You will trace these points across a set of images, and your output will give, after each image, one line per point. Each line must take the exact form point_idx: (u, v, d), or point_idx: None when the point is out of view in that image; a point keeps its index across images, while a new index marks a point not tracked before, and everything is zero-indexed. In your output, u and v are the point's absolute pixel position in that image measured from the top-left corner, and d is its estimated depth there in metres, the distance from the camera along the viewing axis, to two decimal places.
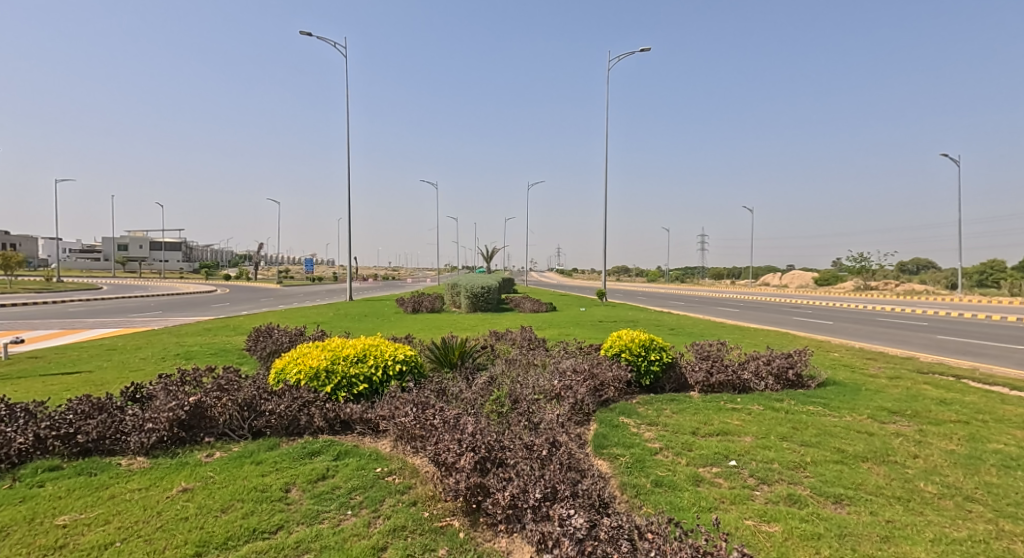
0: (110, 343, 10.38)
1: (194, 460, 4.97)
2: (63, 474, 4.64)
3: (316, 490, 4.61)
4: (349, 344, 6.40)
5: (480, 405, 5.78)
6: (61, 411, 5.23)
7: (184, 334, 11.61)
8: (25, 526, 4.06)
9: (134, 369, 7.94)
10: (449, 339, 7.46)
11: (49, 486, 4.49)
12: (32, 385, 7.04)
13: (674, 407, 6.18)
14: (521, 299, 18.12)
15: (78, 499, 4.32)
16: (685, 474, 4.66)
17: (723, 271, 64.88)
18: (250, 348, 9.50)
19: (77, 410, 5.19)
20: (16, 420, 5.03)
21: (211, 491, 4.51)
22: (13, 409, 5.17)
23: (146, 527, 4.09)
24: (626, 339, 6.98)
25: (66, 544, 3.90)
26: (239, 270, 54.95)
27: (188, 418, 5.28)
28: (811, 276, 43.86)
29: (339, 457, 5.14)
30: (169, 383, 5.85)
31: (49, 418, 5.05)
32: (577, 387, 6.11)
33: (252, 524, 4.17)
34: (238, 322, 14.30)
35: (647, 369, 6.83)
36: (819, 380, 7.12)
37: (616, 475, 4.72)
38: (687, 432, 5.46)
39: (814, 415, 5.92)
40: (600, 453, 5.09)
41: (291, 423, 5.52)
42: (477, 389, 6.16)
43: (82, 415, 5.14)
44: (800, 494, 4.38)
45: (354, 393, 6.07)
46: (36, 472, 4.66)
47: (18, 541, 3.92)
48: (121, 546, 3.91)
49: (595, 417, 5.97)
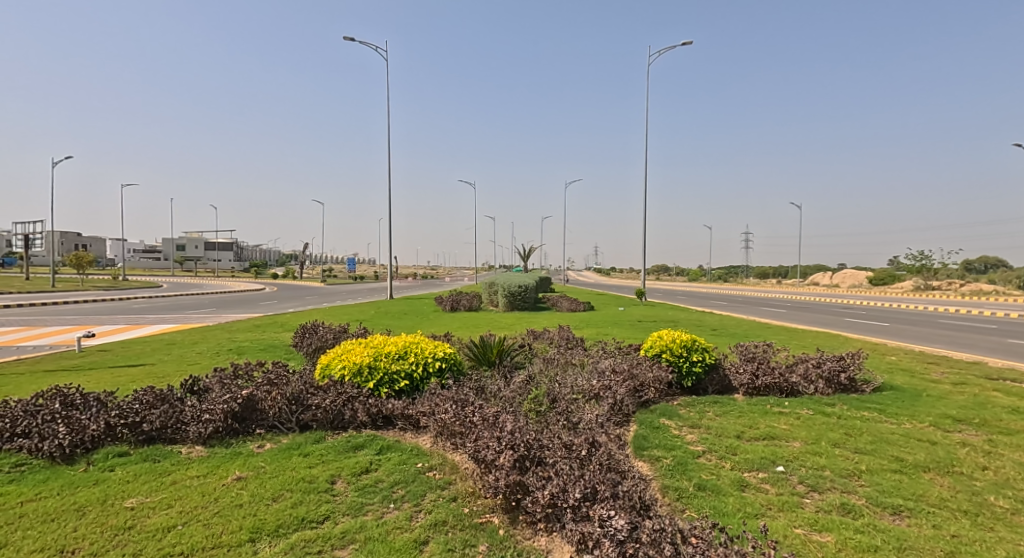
0: (169, 338, 10.82)
1: (248, 450, 5.17)
2: (131, 460, 4.88)
3: (361, 482, 4.75)
4: (391, 341, 6.57)
5: (519, 403, 5.84)
6: (128, 400, 5.49)
7: (236, 330, 12.02)
8: (98, 507, 4.27)
9: (192, 363, 8.28)
10: (487, 337, 7.54)
11: (119, 470, 4.72)
12: (102, 376, 7.41)
13: (718, 409, 6.14)
14: (557, 299, 17.89)
15: (145, 483, 4.54)
16: (729, 479, 4.64)
17: (770, 271, 63.47)
18: (298, 344, 9.90)
19: (143, 400, 5.45)
20: (89, 409, 5.31)
21: (263, 480, 4.69)
22: (86, 399, 5.46)
23: (205, 511, 4.27)
24: (668, 339, 6.95)
25: (133, 526, 4.10)
26: (284, 270, 55.78)
27: (241, 410, 5.51)
28: (868, 275, 42.58)
29: (382, 451, 5.29)
30: (224, 377, 6.10)
31: (119, 407, 5.31)
32: (616, 388, 6.12)
33: (301, 513, 4.32)
34: (284, 319, 14.73)
35: (689, 370, 6.79)
36: (875, 385, 6.97)
37: (657, 477, 4.73)
38: (732, 436, 5.42)
39: (869, 421, 5.80)
40: (640, 455, 5.12)
41: (335, 417, 5.70)
42: (516, 387, 6.23)
43: (147, 405, 5.39)
44: (855, 503, 4.32)
45: (396, 390, 6.21)
46: (106, 457, 4.91)
47: (92, 521, 4.13)
48: (182, 529, 4.09)
49: (635, 418, 5.96)
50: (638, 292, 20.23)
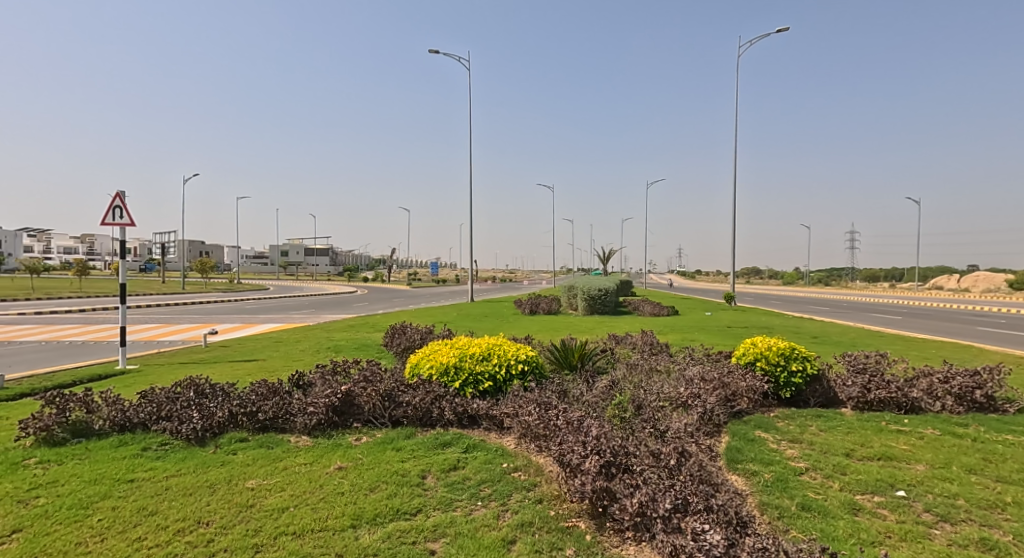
0: (275, 336, 11.62)
1: (347, 442, 5.54)
2: (249, 445, 5.36)
3: (449, 479, 4.99)
4: (475, 343, 6.83)
5: (602, 408, 5.90)
6: (246, 391, 6.02)
7: (333, 329, 12.74)
8: (225, 485, 4.72)
9: (297, 359, 8.93)
10: (569, 341, 7.65)
11: (240, 453, 5.20)
12: (224, 369, 8.14)
13: (822, 424, 5.98)
14: (640, 302, 17.77)
15: (261, 467, 4.97)
16: (840, 501, 4.54)
17: (880, 274, 59.77)
18: (388, 343, 10.44)
19: (258, 391, 5.96)
20: (217, 397, 5.88)
21: (361, 471, 5.02)
22: (214, 388, 6.05)
23: (312, 496, 4.63)
24: (762, 347, 6.83)
25: (254, 504, 4.51)
26: (373, 274, 58.02)
27: (340, 405, 5.90)
28: (1004, 279, 39.47)
29: (469, 449, 5.52)
30: (326, 373, 6.55)
31: (240, 397, 5.84)
32: (706, 397, 6.09)
33: (396, 505, 4.60)
34: (375, 320, 15.44)
35: (787, 381, 6.63)
36: (1020, 405, 6.51)
37: (754, 493, 4.71)
38: (840, 454, 5.28)
39: (1013, 447, 5.48)
40: (734, 468, 5.09)
41: (424, 414, 5.98)
42: (599, 392, 6.30)
43: (263, 396, 5.89)
44: (996, 539, 4.12)
45: (480, 390, 6.45)
46: (230, 442, 5.42)
47: (221, 498, 4.57)
48: (294, 511, 4.45)
49: (726, 429, 5.91)
50: (728, 295, 19.75)
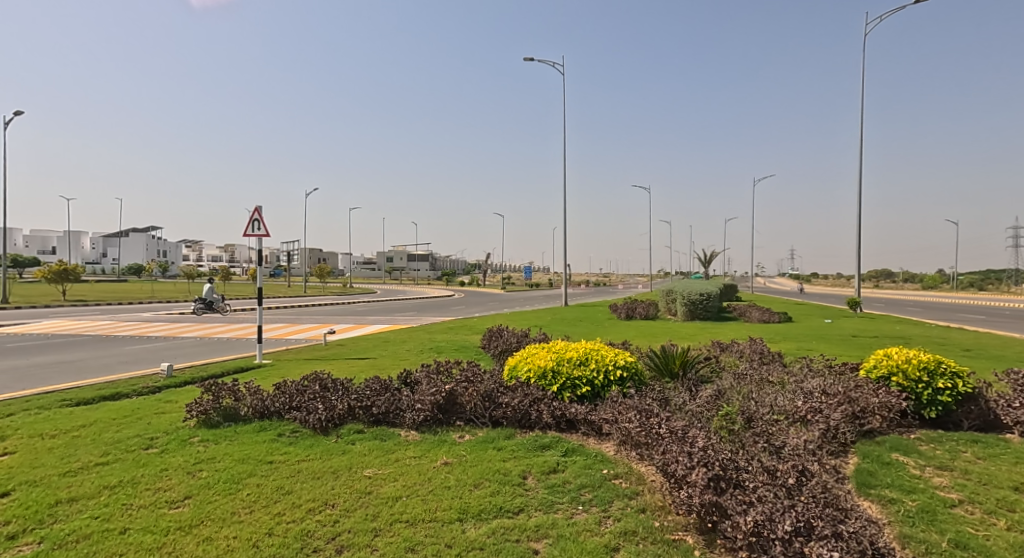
0: (381, 336, 12.24)
1: (451, 439, 5.87)
2: (365, 437, 5.91)
3: (550, 481, 5.13)
4: (573, 347, 6.95)
5: (708, 419, 5.75)
6: (361, 387, 6.67)
7: (435, 331, 13.23)
8: (345, 473, 5.18)
9: (403, 358, 9.41)
10: (670, 347, 7.58)
11: (358, 444, 5.75)
12: (340, 366, 8.74)
13: (980, 452, 5.48)
14: (746, 307, 17.15)
15: (375, 459, 5.42)
16: (1006, 541, 4.25)
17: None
18: (485, 346, 10.77)
19: (372, 387, 6.56)
20: (338, 392, 6.56)
21: (465, 467, 5.27)
22: (335, 384, 6.80)
23: (421, 488, 4.93)
24: (901, 361, 6.37)
25: (372, 491, 4.89)
26: (471, 278, 59.19)
27: (444, 403, 6.28)
28: None
29: (568, 453, 5.65)
30: (431, 371, 6.97)
31: (357, 392, 6.46)
32: (829, 412, 5.77)
33: (499, 502, 4.79)
34: (474, 322, 15.86)
35: (933, 399, 6.09)
36: None
37: (894, 523, 4.49)
38: (1004, 487, 4.89)
39: None
40: (867, 494, 4.88)
41: (523, 416, 6.18)
42: (703, 402, 6.18)
43: (376, 391, 6.47)
44: None
45: (578, 394, 6.56)
46: (349, 433, 6.02)
47: (344, 483, 5.01)
48: (405, 500, 4.76)
49: (854, 450, 5.59)
50: (853, 301, 18.54)
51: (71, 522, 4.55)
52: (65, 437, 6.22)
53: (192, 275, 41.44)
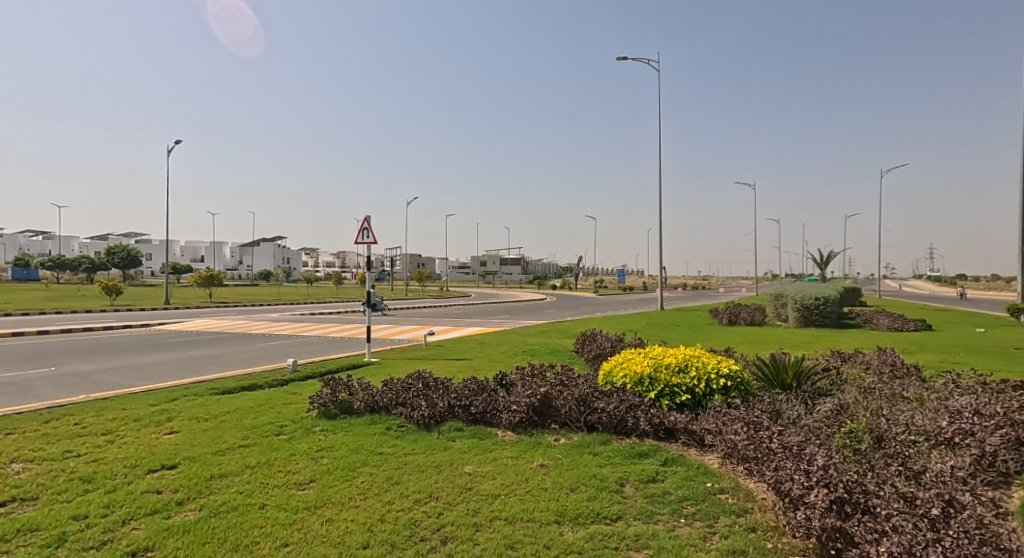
0: (477, 338, 12.33)
1: (547, 441, 5.83)
2: (464, 434, 6.05)
3: (649, 490, 4.86)
4: (672, 353, 6.61)
5: (829, 436, 5.24)
6: (459, 387, 6.88)
7: (528, 334, 13.17)
8: (447, 468, 5.30)
9: (496, 359, 9.40)
10: (781, 356, 7.05)
11: (458, 441, 5.89)
12: (438, 366, 8.86)
13: None
14: (872, 315, 15.89)
15: (475, 456, 5.50)
16: None
17: None
18: (579, 350, 10.59)
19: (469, 387, 6.73)
20: (438, 391, 6.82)
21: (562, 470, 5.17)
22: (435, 383, 7.07)
23: (520, 488, 4.87)
24: None
25: (473, 487, 4.93)
26: (564, 281, 59.02)
27: (539, 405, 6.25)
28: None
29: (667, 463, 5.36)
30: (525, 374, 7.00)
31: (456, 391, 6.66)
32: (982, 435, 5.02)
33: (597, 508, 4.57)
34: (567, 326, 15.67)
35: None
36: None
37: None
38: None
39: None
40: None
41: (619, 422, 5.99)
42: (823, 416, 5.65)
43: (474, 391, 6.63)
44: None
45: (677, 402, 6.25)
46: (450, 430, 6.20)
47: (447, 476, 5.12)
48: (505, 498, 4.72)
49: (1017, 480, 4.85)
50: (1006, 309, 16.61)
51: (222, 494, 4.96)
52: (215, 421, 6.95)
53: (303, 279, 43.94)
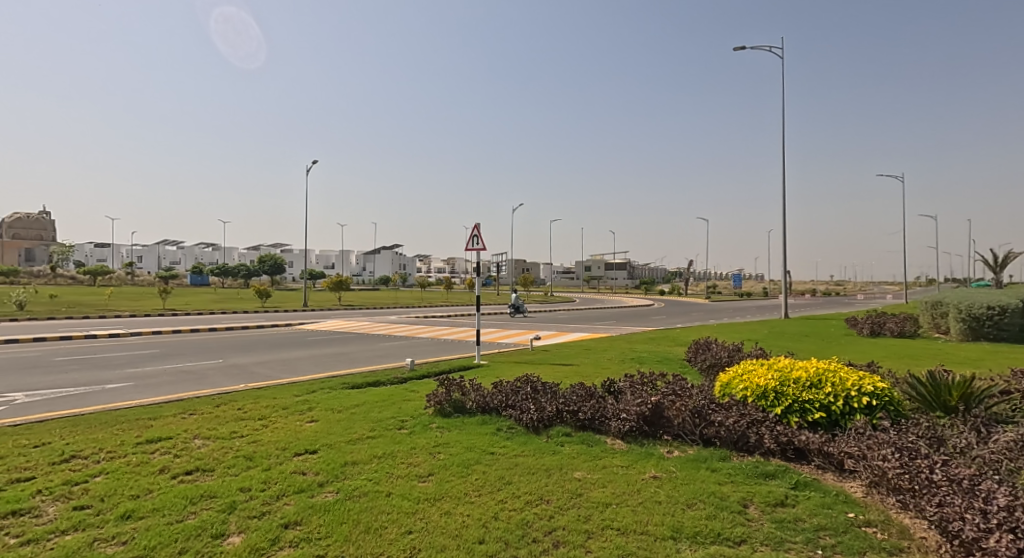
0: (584, 344, 11.93)
1: (659, 453, 5.43)
2: (572, 440, 5.77)
3: (777, 515, 4.30)
4: (801, 366, 5.92)
5: (1010, 473, 4.38)
6: (567, 392, 6.61)
7: (636, 341, 12.61)
8: (556, 472, 5.04)
9: (604, 366, 8.98)
10: (941, 375, 6.11)
11: (567, 446, 5.62)
12: (545, 370, 8.59)
13: None
14: None
15: (584, 463, 5.22)
16: None
17: None
18: (692, 359, 9.95)
19: (578, 393, 6.44)
20: (546, 394, 6.59)
21: (676, 484, 4.76)
22: (543, 386, 6.84)
23: (631, 498, 4.54)
24: None
25: (582, 493, 4.66)
26: (673, 287, 57.08)
27: (650, 415, 5.84)
28: None
29: (798, 486, 4.74)
30: (636, 382, 6.61)
31: (563, 396, 6.40)
32: None
33: (717, 528, 4.12)
34: (678, 333, 14.90)
35: None
36: None
37: None
38: None
39: None
40: None
41: (740, 438, 5.43)
42: (999, 448, 4.76)
43: (582, 397, 6.34)
44: None
45: (808, 420, 5.55)
46: (557, 434, 5.94)
47: (556, 481, 4.88)
48: (616, 508, 4.41)
49: None
50: None
51: (355, 480, 5.02)
52: (347, 412, 7.05)
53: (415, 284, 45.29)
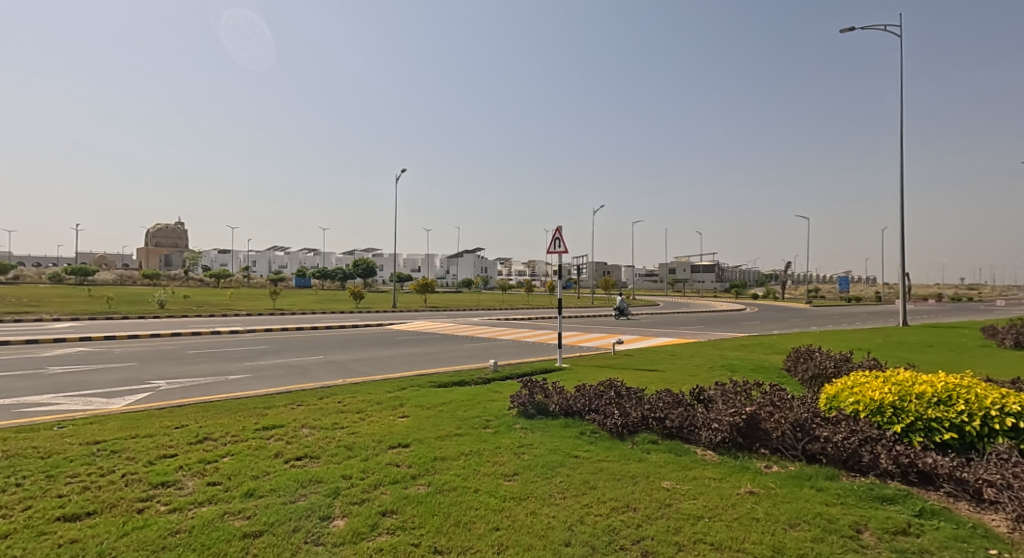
0: (672, 349, 11.31)
1: (756, 467, 4.94)
2: (659, 448, 5.34)
3: (897, 544, 3.79)
4: (925, 380, 5.19)
5: None
6: (653, 398, 6.16)
7: (727, 347, 11.85)
8: (643, 480, 4.66)
9: (693, 373, 8.41)
10: None
11: (653, 454, 5.20)
12: (631, 375, 8.13)
13: None
14: None
15: (673, 472, 4.81)
16: None
17: None
18: (792, 369, 9.19)
19: (664, 399, 5.99)
20: (630, 400, 6.17)
21: (776, 502, 4.30)
22: (627, 390, 6.43)
23: (725, 513, 4.15)
24: None
25: (672, 504, 4.29)
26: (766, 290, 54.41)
27: (745, 426, 5.33)
28: None
29: (925, 514, 4.12)
30: (729, 391, 6.09)
31: (649, 402, 5.96)
32: None
33: (824, 552, 3.70)
34: (774, 340, 13.93)
35: None
36: None
37: None
38: None
39: None
40: None
41: (850, 456, 4.82)
42: None
43: (669, 404, 5.89)
44: None
45: (936, 442, 4.84)
46: (643, 441, 5.52)
47: (644, 489, 4.51)
48: (709, 522, 4.04)
49: None
50: None
51: (445, 474, 4.82)
52: (435, 410, 6.87)
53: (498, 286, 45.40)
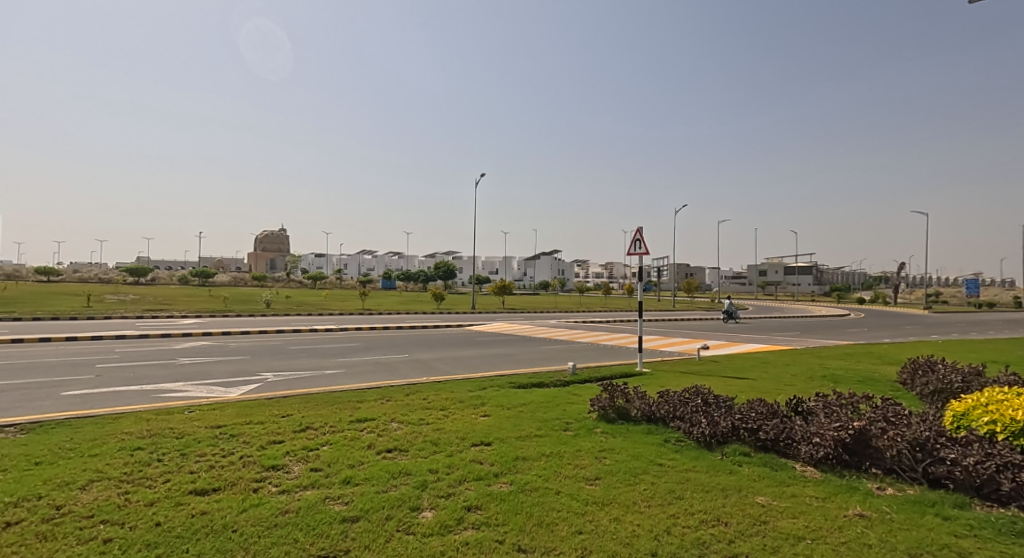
0: (765, 357, 10.42)
1: (866, 488, 4.24)
2: (751, 461, 4.70)
3: None
4: None
5: None
6: (743, 407, 5.50)
7: (829, 356, 10.80)
8: (734, 493, 4.11)
9: (789, 383, 7.60)
10: None
11: (745, 467, 4.57)
12: (721, 382, 7.44)
13: None
14: None
15: (769, 487, 4.21)
16: None
17: None
18: (909, 383, 8.19)
19: (757, 409, 5.32)
20: (718, 408, 5.52)
21: (893, 529, 3.66)
22: (714, 398, 5.78)
23: (831, 537, 3.58)
24: None
25: (767, 521, 3.74)
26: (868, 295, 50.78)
27: (853, 443, 4.61)
28: None
29: None
30: (831, 403, 5.35)
31: (739, 411, 5.30)
32: None
33: None
34: (882, 350, 12.65)
35: None
36: None
37: None
38: None
39: None
40: None
41: (985, 483, 4.03)
42: None
43: (762, 414, 5.22)
44: None
45: None
46: (733, 453, 4.88)
47: (737, 503, 3.96)
48: (812, 545, 3.49)
49: None
50: None
51: (527, 474, 4.41)
52: (515, 410, 6.49)
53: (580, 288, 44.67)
